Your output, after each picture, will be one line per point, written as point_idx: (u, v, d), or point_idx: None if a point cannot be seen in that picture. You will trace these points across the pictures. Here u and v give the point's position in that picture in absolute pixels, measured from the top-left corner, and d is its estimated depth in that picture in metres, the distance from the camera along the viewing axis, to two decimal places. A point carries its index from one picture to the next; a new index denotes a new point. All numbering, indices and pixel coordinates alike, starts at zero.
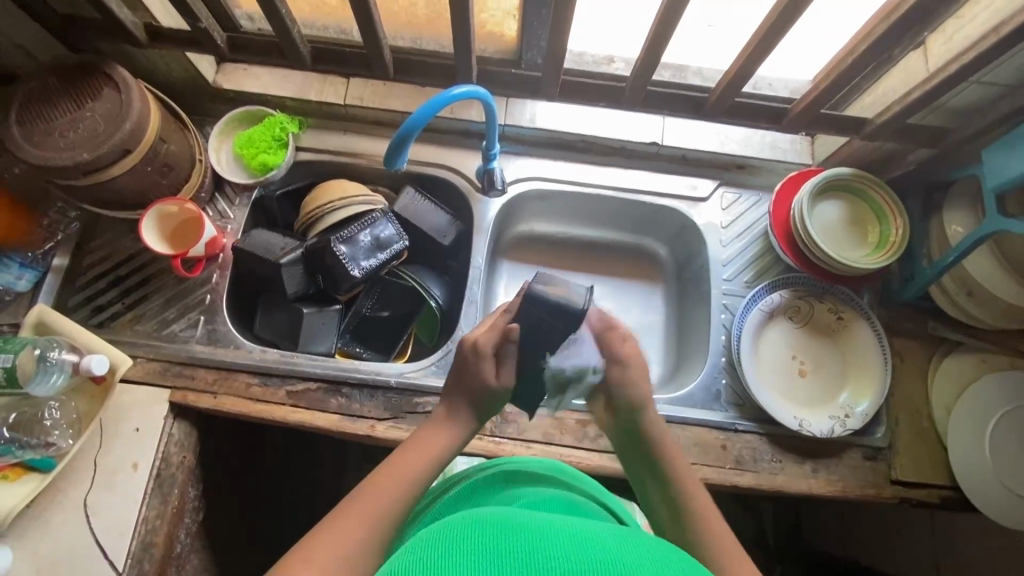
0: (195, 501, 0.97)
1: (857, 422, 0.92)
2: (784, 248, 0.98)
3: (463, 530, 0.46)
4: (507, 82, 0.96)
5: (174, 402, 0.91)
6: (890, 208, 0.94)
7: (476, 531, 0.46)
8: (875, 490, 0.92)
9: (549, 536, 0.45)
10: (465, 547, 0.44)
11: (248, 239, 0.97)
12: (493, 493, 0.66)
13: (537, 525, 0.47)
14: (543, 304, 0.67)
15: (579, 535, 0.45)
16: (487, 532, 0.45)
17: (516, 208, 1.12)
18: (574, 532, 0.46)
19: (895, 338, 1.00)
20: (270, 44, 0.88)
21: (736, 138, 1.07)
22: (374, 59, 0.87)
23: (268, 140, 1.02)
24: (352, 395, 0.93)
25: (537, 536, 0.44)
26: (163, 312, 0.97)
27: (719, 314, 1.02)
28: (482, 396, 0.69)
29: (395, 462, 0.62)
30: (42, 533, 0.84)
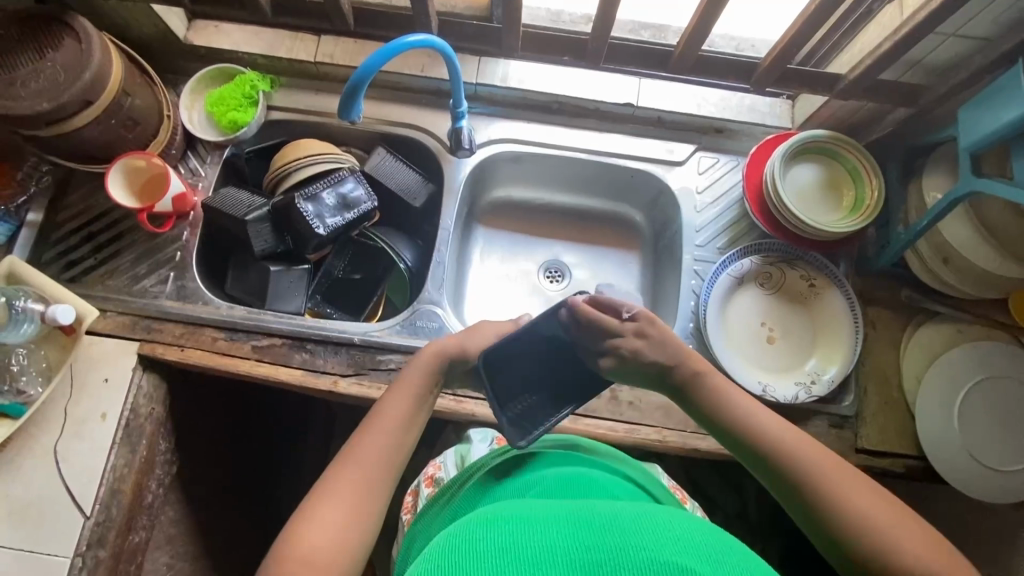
0: (167, 453, 0.99)
1: (822, 388, 0.91)
2: (756, 212, 0.96)
3: (474, 534, 0.49)
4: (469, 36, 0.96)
5: (143, 354, 0.93)
6: (867, 171, 0.92)
7: (489, 533, 0.49)
8: (840, 457, 0.91)
9: (558, 527, 0.49)
10: (478, 547, 0.47)
11: (217, 196, 0.98)
12: (502, 478, 0.67)
13: (544, 517, 0.50)
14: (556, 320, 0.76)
15: (587, 521, 0.49)
16: (501, 532, 0.48)
17: (490, 171, 1.11)
18: (581, 519, 0.50)
19: (869, 307, 0.98)
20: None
21: (714, 100, 1.04)
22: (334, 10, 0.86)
23: (238, 98, 1.01)
24: (316, 351, 0.94)
25: (548, 531, 0.48)
26: (134, 268, 0.98)
27: (690, 279, 1.00)
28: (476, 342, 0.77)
29: (378, 413, 0.68)
30: (15, 476, 0.87)
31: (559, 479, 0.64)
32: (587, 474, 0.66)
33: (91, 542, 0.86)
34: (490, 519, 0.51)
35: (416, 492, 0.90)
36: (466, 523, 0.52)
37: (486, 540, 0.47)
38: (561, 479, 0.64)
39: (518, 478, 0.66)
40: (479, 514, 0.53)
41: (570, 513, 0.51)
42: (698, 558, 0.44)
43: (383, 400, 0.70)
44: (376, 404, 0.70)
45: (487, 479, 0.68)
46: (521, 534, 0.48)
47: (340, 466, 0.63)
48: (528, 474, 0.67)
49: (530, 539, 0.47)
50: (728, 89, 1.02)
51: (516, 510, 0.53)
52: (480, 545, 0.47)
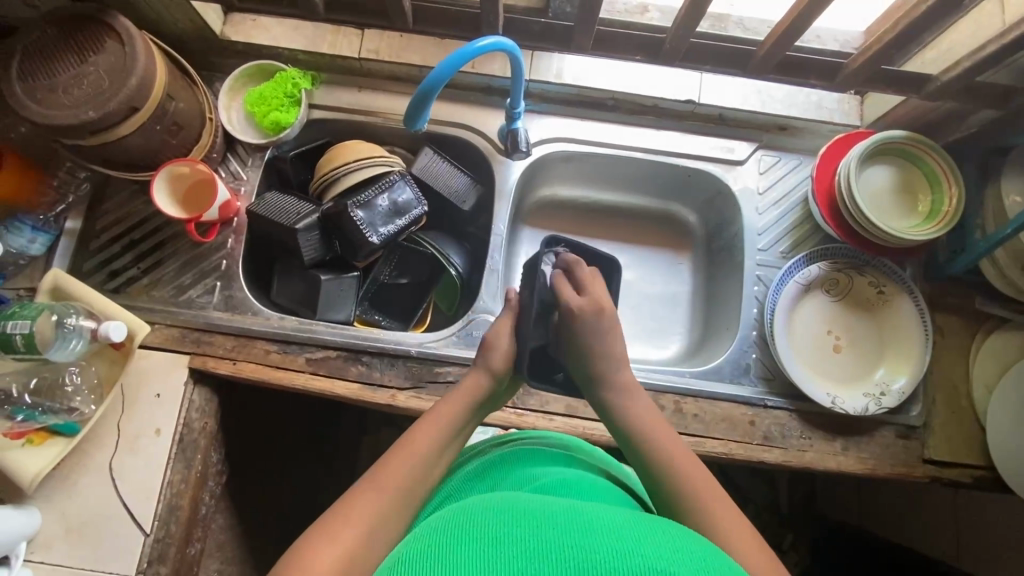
0: (218, 464, 0.97)
1: (893, 400, 0.88)
2: (825, 217, 0.92)
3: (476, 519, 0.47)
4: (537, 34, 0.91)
5: (194, 368, 0.90)
6: (945, 174, 0.87)
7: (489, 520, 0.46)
8: (907, 468, 0.90)
9: (562, 520, 0.45)
10: (474, 535, 0.44)
11: (262, 202, 0.94)
12: (508, 469, 0.66)
13: (550, 509, 0.47)
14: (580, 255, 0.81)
15: (596, 520, 0.45)
16: (502, 521, 0.45)
17: (539, 171, 1.07)
18: (587, 516, 0.46)
19: (937, 313, 0.95)
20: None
21: (780, 97, 0.99)
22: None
23: (280, 97, 0.96)
24: (372, 363, 0.91)
25: (548, 521, 0.45)
26: (179, 277, 0.95)
27: (753, 286, 0.97)
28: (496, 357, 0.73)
29: (407, 440, 0.63)
30: (71, 495, 0.86)
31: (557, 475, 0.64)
32: (587, 477, 0.66)
33: (152, 559, 0.85)
34: (491, 509, 0.48)
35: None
36: (466, 507, 0.50)
37: (479, 531, 0.44)
38: (557, 478, 0.63)
39: (517, 471, 0.66)
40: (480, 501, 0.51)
41: (572, 507, 0.47)
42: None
43: (413, 430, 0.64)
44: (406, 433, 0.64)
45: (488, 470, 0.67)
46: (522, 526, 0.44)
47: (362, 488, 0.58)
48: (529, 468, 0.66)
49: (527, 531, 0.44)
50: (797, 85, 0.96)
51: (525, 500, 0.49)
52: (469, 538, 0.44)
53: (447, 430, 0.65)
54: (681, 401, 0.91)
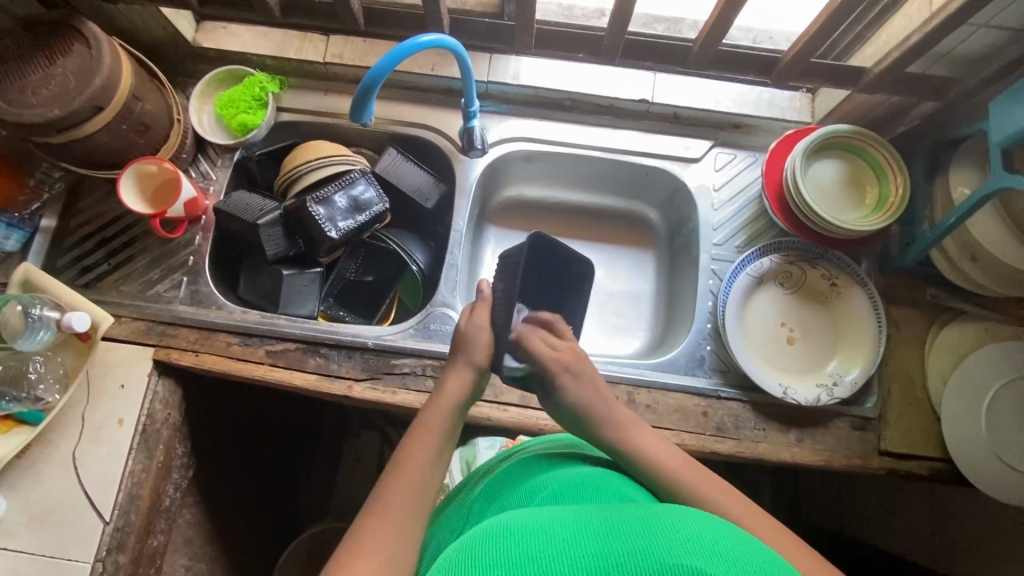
0: (183, 457, 0.99)
1: (845, 390, 0.88)
2: (775, 210, 0.94)
3: (490, 542, 0.48)
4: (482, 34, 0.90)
5: (158, 360, 0.93)
6: (890, 166, 0.89)
7: (503, 541, 0.48)
8: (863, 460, 0.90)
9: (572, 534, 0.47)
10: (489, 558, 0.46)
11: (229, 199, 0.98)
12: (515, 482, 0.67)
13: (558, 524, 0.49)
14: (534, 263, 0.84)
15: (602, 529, 0.47)
16: (515, 541, 0.47)
17: (502, 170, 1.10)
18: (593, 523, 0.48)
19: (891, 306, 0.95)
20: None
21: (731, 95, 1.01)
22: (342, 10, 0.83)
23: (248, 99, 1.01)
24: (331, 355, 0.93)
25: (558, 536, 0.47)
26: (147, 273, 0.98)
27: (707, 279, 0.99)
28: (474, 349, 0.76)
29: (402, 461, 0.65)
30: (35, 482, 0.88)
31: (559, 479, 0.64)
32: (593, 475, 0.65)
33: (110, 547, 0.87)
34: (500, 533, 0.49)
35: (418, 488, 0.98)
36: (478, 533, 0.51)
37: (489, 561, 0.45)
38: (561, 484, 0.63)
39: (522, 483, 0.66)
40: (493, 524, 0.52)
41: (578, 521, 0.49)
42: (709, 557, 0.42)
43: (407, 446, 0.66)
44: (400, 449, 0.66)
45: (492, 484, 0.68)
46: (533, 550, 0.45)
47: (367, 517, 0.59)
48: (536, 477, 0.67)
49: (540, 549, 0.45)
50: (746, 84, 0.99)
51: (531, 521, 0.50)
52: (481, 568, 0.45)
53: (440, 432, 0.68)
54: (635, 393, 0.91)
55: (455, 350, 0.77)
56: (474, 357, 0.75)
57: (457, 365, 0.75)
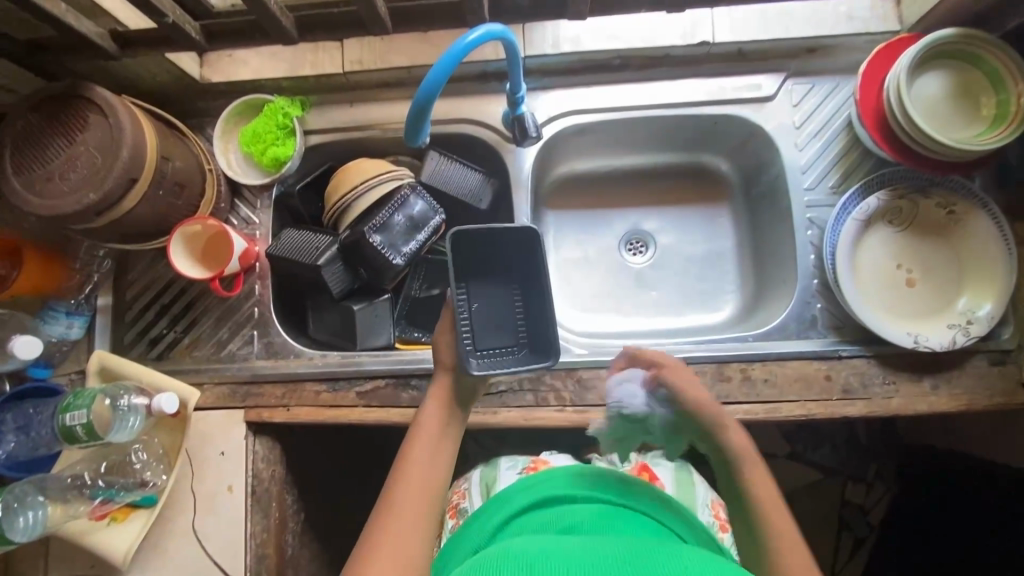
0: (294, 505, 0.99)
1: (982, 328, 0.81)
2: (879, 141, 0.82)
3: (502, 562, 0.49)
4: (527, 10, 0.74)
5: (250, 421, 0.90)
6: (1009, 69, 0.78)
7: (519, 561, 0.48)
8: (1007, 397, 0.83)
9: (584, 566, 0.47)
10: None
11: (280, 241, 0.92)
12: (533, 516, 0.66)
13: (573, 554, 0.49)
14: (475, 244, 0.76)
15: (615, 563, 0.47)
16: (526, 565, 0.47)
17: (552, 151, 1.01)
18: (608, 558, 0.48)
19: (1017, 223, 0.86)
20: (249, 24, 0.77)
21: (804, 16, 0.88)
22: (367, 15, 0.74)
23: (274, 130, 0.93)
24: (423, 386, 0.89)
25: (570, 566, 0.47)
26: (217, 333, 0.94)
27: (805, 231, 0.90)
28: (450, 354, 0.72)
29: (400, 461, 0.65)
30: (164, 561, 0.88)
31: (595, 511, 0.64)
32: (624, 519, 0.64)
33: None
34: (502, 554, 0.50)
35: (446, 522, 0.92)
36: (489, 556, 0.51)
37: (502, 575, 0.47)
38: (584, 518, 0.62)
39: (541, 517, 0.65)
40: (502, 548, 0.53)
41: (593, 552, 0.49)
42: None
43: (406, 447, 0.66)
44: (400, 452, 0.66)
45: (513, 520, 0.67)
46: (539, 565, 0.47)
47: (377, 526, 0.59)
48: (558, 511, 0.65)
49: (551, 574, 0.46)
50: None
51: (542, 546, 0.52)
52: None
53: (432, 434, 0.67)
54: (749, 368, 0.85)
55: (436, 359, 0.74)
56: (450, 361, 0.72)
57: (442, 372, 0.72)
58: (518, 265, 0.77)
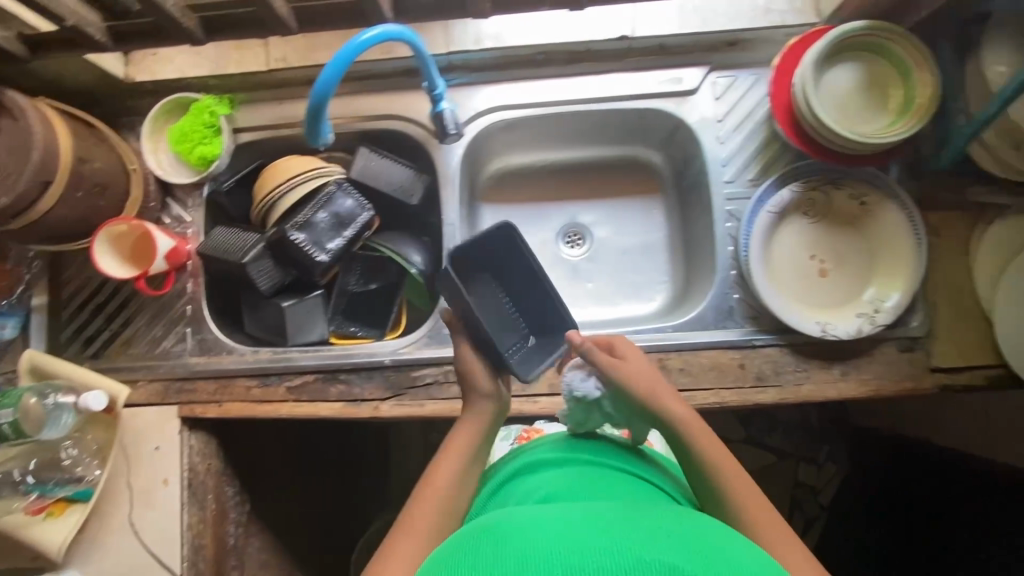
0: (235, 496, 1.01)
1: (888, 317, 0.83)
2: (791, 136, 0.83)
3: (479, 542, 0.49)
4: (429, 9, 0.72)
5: (184, 416, 0.92)
6: (915, 60, 0.78)
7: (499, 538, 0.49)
8: (915, 382, 0.85)
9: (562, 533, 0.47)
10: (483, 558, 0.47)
11: (210, 239, 0.93)
12: (512, 484, 0.66)
13: (550, 522, 0.49)
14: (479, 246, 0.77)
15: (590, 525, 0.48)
16: (505, 543, 0.47)
17: (483, 146, 1.02)
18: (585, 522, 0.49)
19: (928, 212, 0.87)
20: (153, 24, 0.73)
21: (721, 9, 0.89)
22: (267, 16, 0.70)
23: (200, 129, 0.93)
24: (351, 380, 0.90)
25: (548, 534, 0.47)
26: (151, 330, 0.96)
27: (724, 223, 0.91)
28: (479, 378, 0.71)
29: (427, 481, 0.65)
30: (102, 553, 0.90)
31: (574, 476, 0.64)
32: (600, 478, 0.64)
33: None
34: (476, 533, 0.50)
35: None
36: (467, 533, 0.52)
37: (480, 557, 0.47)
38: (565, 479, 0.63)
39: (518, 486, 0.65)
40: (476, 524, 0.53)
41: (570, 518, 0.50)
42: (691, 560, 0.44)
43: (433, 466, 0.66)
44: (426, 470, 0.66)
45: (503, 486, 0.68)
46: (518, 540, 0.47)
47: (396, 537, 0.60)
48: (531, 478, 0.65)
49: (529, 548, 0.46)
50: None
51: (519, 516, 0.52)
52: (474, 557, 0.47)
53: (462, 457, 0.67)
54: (666, 358, 0.88)
55: (465, 380, 0.72)
56: (485, 388, 0.71)
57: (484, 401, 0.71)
58: (501, 258, 0.79)
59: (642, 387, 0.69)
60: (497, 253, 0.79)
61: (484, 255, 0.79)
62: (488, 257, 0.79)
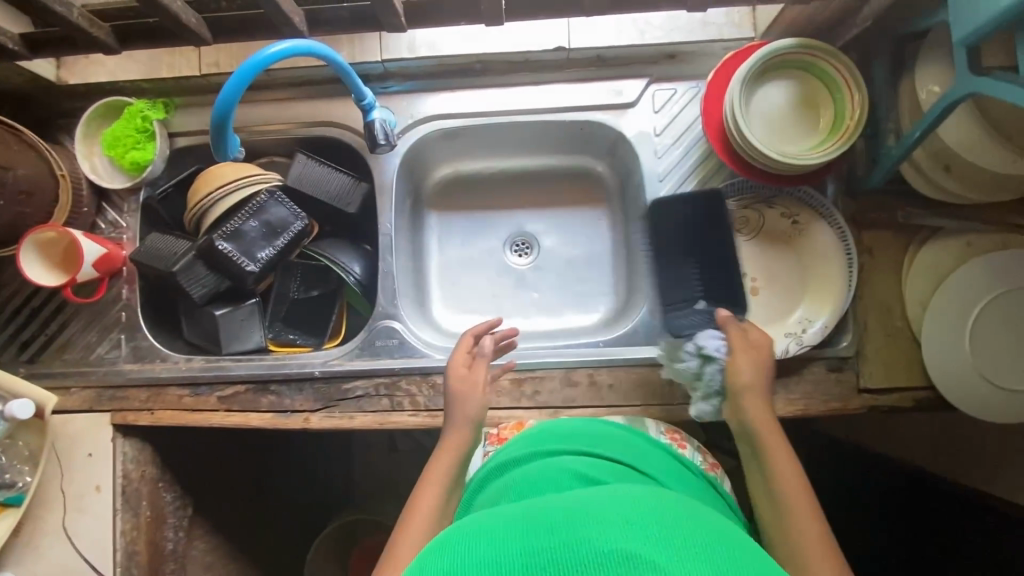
0: (173, 501, 1.02)
1: (813, 338, 0.83)
2: (721, 153, 0.82)
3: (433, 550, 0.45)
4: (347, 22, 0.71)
5: (116, 424, 0.92)
6: (845, 79, 0.77)
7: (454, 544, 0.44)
8: (842, 403, 0.85)
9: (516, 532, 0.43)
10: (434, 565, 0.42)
11: (143, 245, 0.92)
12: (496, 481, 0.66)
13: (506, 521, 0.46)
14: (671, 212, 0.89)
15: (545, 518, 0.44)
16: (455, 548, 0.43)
17: (424, 154, 1.01)
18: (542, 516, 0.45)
19: (862, 232, 0.87)
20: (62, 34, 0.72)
21: (658, 22, 0.88)
22: (174, 26, 0.68)
23: (133, 134, 0.92)
24: (282, 391, 0.90)
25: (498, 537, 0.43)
26: (86, 337, 0.96)
27: (658, 238, 0.91)
28: (467, 402, 0.76)
29: (412, 508, 0.67)
30: (35, 557, 0.91)
31: (540, 469, 0.63)
32: (570, 467, 0.62)
33: None
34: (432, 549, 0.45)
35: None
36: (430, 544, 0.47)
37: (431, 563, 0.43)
38: (539, 473, 0.62)
39: (496, 486, 0.65)
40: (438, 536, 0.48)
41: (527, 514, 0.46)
42: (652, 543, 0.39)
43: (416, 494, 0.68)
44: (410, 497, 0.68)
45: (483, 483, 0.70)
46: (471, 544, 0.43)
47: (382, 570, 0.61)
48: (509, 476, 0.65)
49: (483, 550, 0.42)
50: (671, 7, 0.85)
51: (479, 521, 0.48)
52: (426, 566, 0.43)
53: (444, 485, 0.69)
54: (595, 374, 0.88)
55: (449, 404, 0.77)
56: (470, 413, 0.75)
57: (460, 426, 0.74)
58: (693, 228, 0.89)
59: (743, 367, 0.74)
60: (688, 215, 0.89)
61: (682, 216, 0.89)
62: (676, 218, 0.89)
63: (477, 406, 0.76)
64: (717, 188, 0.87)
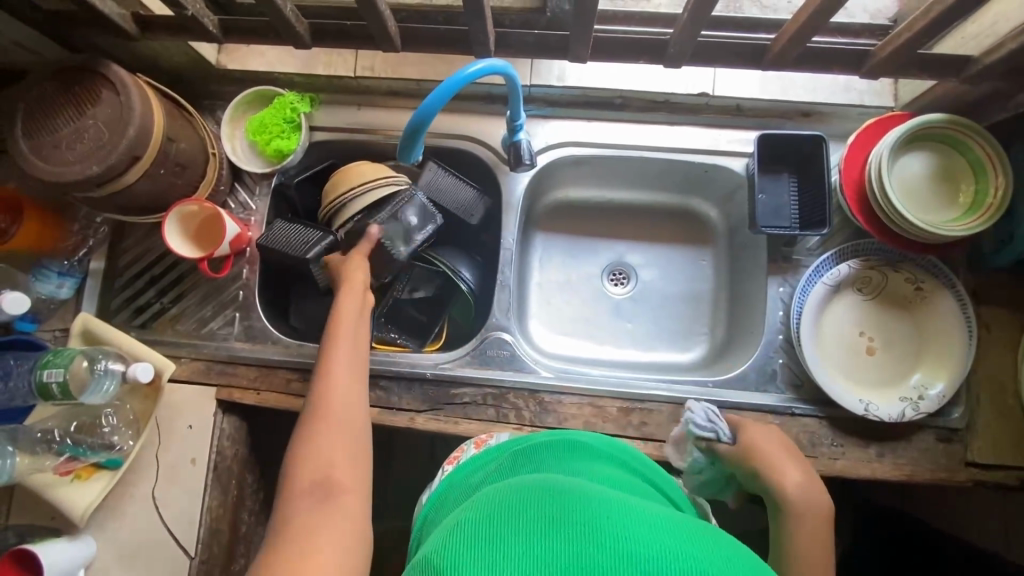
0: (252, 485, 1.02)
1: (931, 405, 0.83)
2: (854, 212, 0.85)
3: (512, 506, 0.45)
4: (530, 47, 0.79)
5: (221, 399, 0.93)
6: (991, 161, 0.79)
7: (533, 509, 0.44)
8: (948, 473, 0.85)
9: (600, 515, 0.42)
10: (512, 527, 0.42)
11: (273, 231, 0.94)
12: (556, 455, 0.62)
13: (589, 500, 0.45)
14: (779, 140, 0.90)
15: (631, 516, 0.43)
16: (538, 508, 0.44)
17: (549, 175, 1.04)
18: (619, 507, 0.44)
19: (981, 306, 0.88)
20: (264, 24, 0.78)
21: (801, 82, 0.92)
22: (379, 31, 0.73)
23: (280, 123, 0.96)
24: (390, 388, 0.91)
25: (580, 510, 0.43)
26: (200, 310, 0.98)
27: (778, 287, 0.93)
28: (354, 264, 0.86)
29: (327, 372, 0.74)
30: (119, 523, 0.91)
31: (615, 468, 0.59)
32: (635, 472, 0.59)
33: None
34: (501, 509, 0.45)
35: (463, 450, 0.77)
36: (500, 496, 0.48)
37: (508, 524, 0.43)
38: (603, 468, 0.59)
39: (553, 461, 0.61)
40: (508, 491, 0.49)
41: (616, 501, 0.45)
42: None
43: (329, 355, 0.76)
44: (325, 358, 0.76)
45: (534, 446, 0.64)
46: (558, 514, 0.43)
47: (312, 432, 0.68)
48: (569, 455, 0.61)
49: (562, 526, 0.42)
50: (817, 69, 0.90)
51: (555, 490, 0.47)
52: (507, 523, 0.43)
53: (352, 346, 0.78)
54: None
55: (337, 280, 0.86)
56: (357, 276, 0.85)
57: (357, 286, 0.84)
58: (797, 165, 0.92)
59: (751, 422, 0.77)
60: (795, 154, 0.91)
61: (786, 157, 0.92)
62: (787, 160, 0.92)
63: (358, 268, 0.86)
64: (819, 133, 0.88)
